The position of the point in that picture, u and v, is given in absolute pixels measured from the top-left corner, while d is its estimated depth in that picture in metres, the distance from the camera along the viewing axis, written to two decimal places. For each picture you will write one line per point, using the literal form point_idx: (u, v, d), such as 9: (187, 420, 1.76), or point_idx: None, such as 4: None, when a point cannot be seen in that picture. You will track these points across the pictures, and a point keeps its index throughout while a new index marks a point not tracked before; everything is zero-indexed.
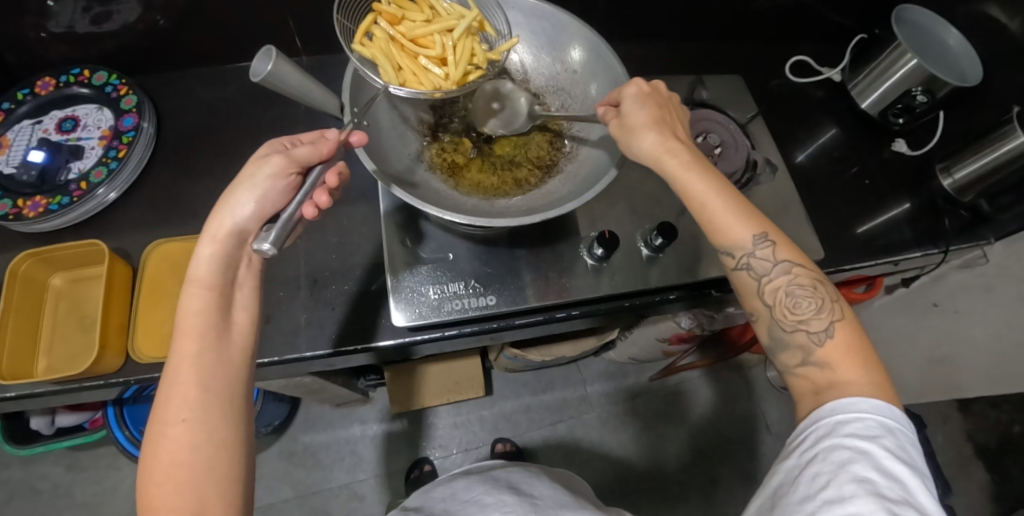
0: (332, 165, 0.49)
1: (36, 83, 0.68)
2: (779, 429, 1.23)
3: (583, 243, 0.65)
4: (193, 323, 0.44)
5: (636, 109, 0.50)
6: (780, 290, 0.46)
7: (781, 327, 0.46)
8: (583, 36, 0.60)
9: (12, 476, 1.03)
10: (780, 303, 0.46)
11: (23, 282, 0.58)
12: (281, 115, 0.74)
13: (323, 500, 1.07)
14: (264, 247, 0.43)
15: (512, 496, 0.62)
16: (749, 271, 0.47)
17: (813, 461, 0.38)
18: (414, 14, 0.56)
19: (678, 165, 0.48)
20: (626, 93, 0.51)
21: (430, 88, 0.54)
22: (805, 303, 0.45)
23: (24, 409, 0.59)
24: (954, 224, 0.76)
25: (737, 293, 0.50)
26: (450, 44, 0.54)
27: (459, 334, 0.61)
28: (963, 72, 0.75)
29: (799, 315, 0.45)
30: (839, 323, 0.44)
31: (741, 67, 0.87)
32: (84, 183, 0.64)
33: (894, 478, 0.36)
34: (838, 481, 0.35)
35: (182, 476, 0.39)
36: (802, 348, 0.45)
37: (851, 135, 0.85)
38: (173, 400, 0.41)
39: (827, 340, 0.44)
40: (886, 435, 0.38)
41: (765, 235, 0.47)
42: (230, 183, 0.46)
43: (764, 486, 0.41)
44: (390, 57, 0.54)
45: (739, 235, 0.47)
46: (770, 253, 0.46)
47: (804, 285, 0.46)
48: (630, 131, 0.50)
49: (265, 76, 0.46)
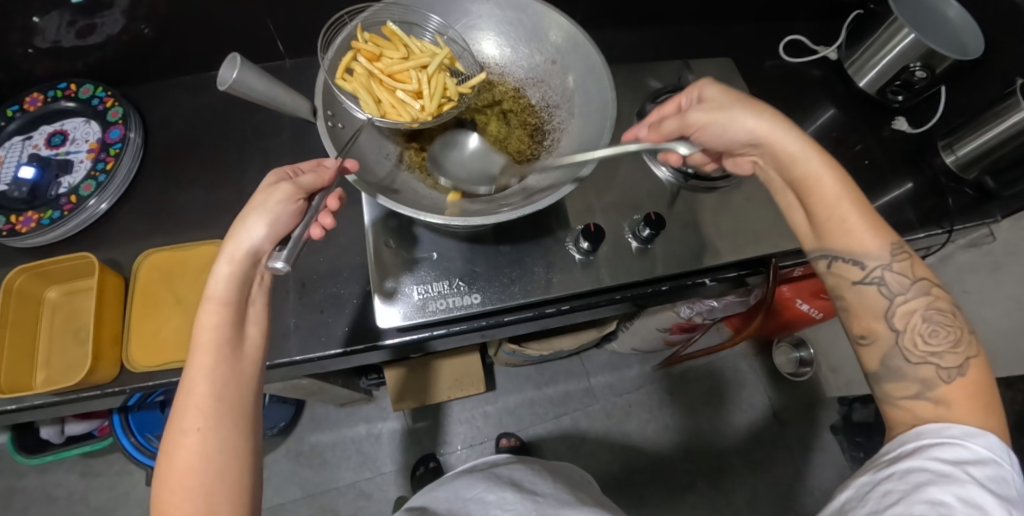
0: (332, 191, 0.50)
1: (24, 99, 0.69)
2: (786, 416, 1.22)
3: (569, 238, 0.64)
4: (209, 337, 0.44)
5: (727, 92, 0.51)
6: (916, 314, 0.44)
7: (905, 357, 0.43)
8: (557, 27, 0.59)
9: (28, 484, 1.06)
10: (913, 329, 0.44)
11: (17, 297, 0.59)
12: (265, 118, 0.73)
13: (332, 499, 1.08)
14: (278, 265, 0.42)
15: (514, 493, 0.63)
16: (880, 286, 0.45)
17: (888, 477, 0.38)
18: (391, 52, 0.57)
19: (795, 142, 0.48)
20: (704, 85, 0.52)
21: (408, 120, 0.56)
22: (941, 332, 0.43)
23: (24, 421, 0.60)
24: (958, 203, 0.74)
25: (853, 314, 0.47)
26: (426, 79, 0.56)
27: (448, 333, 0.61)
28: (964, 44, 0.72)
29: (931, 347, 0.43)
30: (975, 361, 0.42)
31: (735, 49, 0.86)
32: (74, 196, 0.64)
33: (973, 503, 0.35)
34: (909, 500, 0.36)
35: (193, 483, 0.40)
36: (923, 382, 0.42)
37: (850, 114, 0.83)
38: (187, 410, 0.41)
39: (957, 378, 0.41)
40: (976, 464, 0.37)
41: (899, 247, 0.45)
42: (243, 207, 0.46)
43: (834, 500, 0.42)
44: (371, 91, 0.55)
45: (874, 247, 0.45)
46: (907, 268, 0.45)
47: (941, 310, 0.44)
48: (732, 107, 0.50)
49: (231, 84, 0.47)
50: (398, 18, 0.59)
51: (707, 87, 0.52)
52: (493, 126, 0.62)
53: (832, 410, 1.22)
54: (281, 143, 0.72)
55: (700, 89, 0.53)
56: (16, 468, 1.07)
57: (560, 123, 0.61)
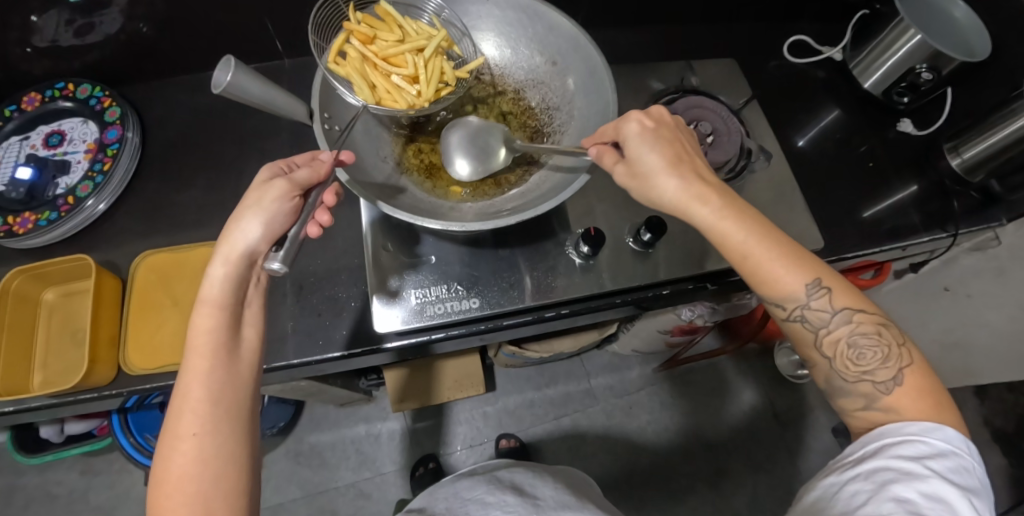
0: (328, 186, 0.49)
1: (22, 99, 0.69)
2: (788, 418, 1.21)
3: (569, 241, 0.64)
4: (204, 341, 0.43)
5: (646, 154, 0.46)
6: (842, 341, 0.45)
7: (843, 377, 0.45)
8: (558, 26, 0.58)
9: (28, 483, 1.06)
10: (841, 354, 0.45)
11: (14, 298, 0.59)
12: (264, 118, 0.73)
13: (331, 499, 1.08)
14: (274, 266, 0.42)
15: (514, 496, 0.62)
16: (803, 323, 0.46)
17: (854, 478, 0.39)
18: (385, 34, 0.55)
19: (710, 211, 0.45)
20: (627, 135, 0.47)
21: (404, 107, 0.55)
22: (869, 353, 0.44)
23: (22, 422, 0.60)
24: (963, 206, 0.73)
25: (792, 340, 0.49)
26: (422, 63, 0.55)
27: (446, 337, 0.60)
28: (971, 46, 0.71)
29: (863, 366, 0.44)
30: (909, 370, 0.43)
31: (738, 49, 0.85)
32: (71, 197, 0.64)
33: (936, 498, 0.36)
34: (877, 499, 0.37)
35: (190, 488, 0.39)
36: (867, 396, 0.44)
37: (854, 116, 0.82)
38: (183, 415, 0.41)
39: (897, 388, 0.42)
40: (937, 458, 0.38)
41: (818, 283, 0.45)
42: (237, 207, 0.45)
43: (803, 501, 0.43)
44: (365, 75, 0.54)
45: (791, 287, 0.45)
46: (826, 302, 0.45)
47: (867, 333, 0.44)
48: (646, 179, 0.46)
49: (225, 88, 0.48)
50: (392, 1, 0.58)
51: (627, 145, 0.47)
52: None
53: (834, 413, 1.21)
54: (280, 145, 0.72)
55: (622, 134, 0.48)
56: (16, 467, 1.07)
57: (561, 124, 0.61)
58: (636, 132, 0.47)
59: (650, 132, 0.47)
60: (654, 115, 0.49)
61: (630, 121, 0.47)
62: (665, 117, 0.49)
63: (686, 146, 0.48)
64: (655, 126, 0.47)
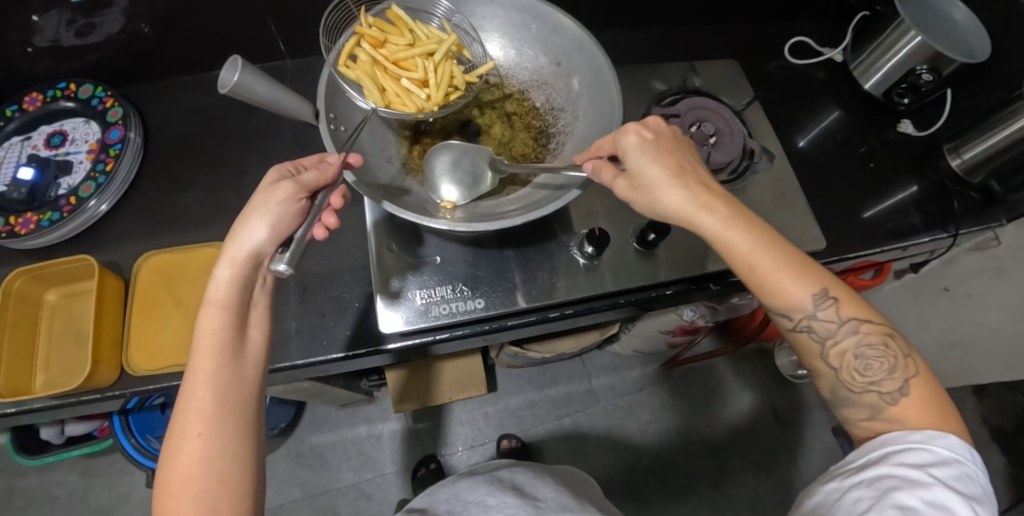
0: (335, 188, 0.49)
1: (23, 99, 0.68)
2: (788, 417, 1.21)
3: (573, 241, 0.64)
4: (212, 343, 0.43)
5: (647, 165, 0.46)
6: (848, 352, 0.45)
7: (848, 388, 0.45)
8: (563, 28, 0.59)
9: (28, 484, 1.06)
10: (847, 365, 0.45)
11: (16, 299, 0.59)
12: (266, 119, 0.73)
13: (332, 500, 1.08)
14: (281, 268, 0.42)
15: (516, 497, 0.62)
16: (811, 334, 0.46)
17: (856, 485, 0.40)
18: (396, 38, 0.56)
19: (715, 221, 0.45)
20: (626, 146, 0.47)
21: (414, 110, 0.55)
22: (876, 364, 0.44)
23: (24, 424, 0.59)
24: (963, 206, 0.73)
25: (798, 352, 0.49)
26: (431, 67, 0.55)
27: (451, 337, 0.60)
28: (971, 48, 0.72)
29: (870, 377, 0.44)
30: (915, 380, 0.43)
31: (740, 50, 0.85)
32: (73, 197, 0.64)
33: (940, 506, 0.36)
34: (879, 506, 0.37)
35: (198, 490, 0.39)
36: (872, 407, 0.44)
37: (855, 116, 0.82)
38: (188, 415, 0.41)
39: (902, 398, 0.43)
40: (941, 465, 0.38)
41: (825, 293, 0.45)
42: (244, 209, 0.45)
43: (804, 506, 0.43)
44: (375, 79, 0.54)
45: (798, 298, 0.45)
46: (833, 312, 0.45)
47: (874, 344, 0.44)
48: (649, 191, 0.47)
49: (231, 88, 0.48)
50: (403, 3, 0.58)
51: (627, 158, 0.47)
52: (496, 128, 0.62)
53: (833, 413, 1.21)
54: (281, 145, 0.72)
55: (621, 145, 0.48)
56: (15, 468, 1.07)
57: (565, 125, 0.61)
58: (635, 144, 0.47)
59: (651, 143, 0.47)
60: (650, 125, 0.49)
61: (628, 133, 0.48)
62: (663, 126, 0.50)
63: (686, 155, 0.48)
64: (653, 137, 0.48)
